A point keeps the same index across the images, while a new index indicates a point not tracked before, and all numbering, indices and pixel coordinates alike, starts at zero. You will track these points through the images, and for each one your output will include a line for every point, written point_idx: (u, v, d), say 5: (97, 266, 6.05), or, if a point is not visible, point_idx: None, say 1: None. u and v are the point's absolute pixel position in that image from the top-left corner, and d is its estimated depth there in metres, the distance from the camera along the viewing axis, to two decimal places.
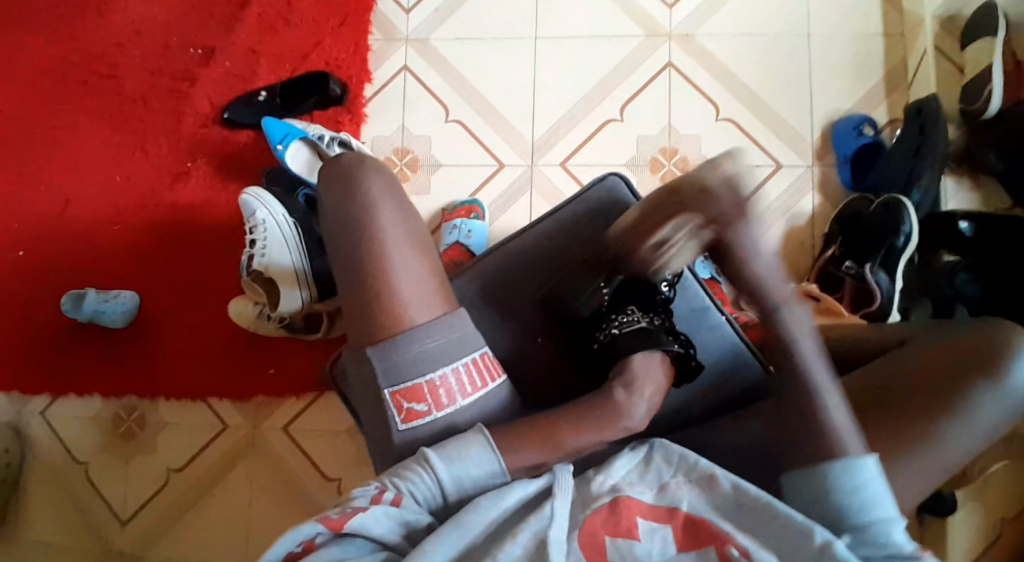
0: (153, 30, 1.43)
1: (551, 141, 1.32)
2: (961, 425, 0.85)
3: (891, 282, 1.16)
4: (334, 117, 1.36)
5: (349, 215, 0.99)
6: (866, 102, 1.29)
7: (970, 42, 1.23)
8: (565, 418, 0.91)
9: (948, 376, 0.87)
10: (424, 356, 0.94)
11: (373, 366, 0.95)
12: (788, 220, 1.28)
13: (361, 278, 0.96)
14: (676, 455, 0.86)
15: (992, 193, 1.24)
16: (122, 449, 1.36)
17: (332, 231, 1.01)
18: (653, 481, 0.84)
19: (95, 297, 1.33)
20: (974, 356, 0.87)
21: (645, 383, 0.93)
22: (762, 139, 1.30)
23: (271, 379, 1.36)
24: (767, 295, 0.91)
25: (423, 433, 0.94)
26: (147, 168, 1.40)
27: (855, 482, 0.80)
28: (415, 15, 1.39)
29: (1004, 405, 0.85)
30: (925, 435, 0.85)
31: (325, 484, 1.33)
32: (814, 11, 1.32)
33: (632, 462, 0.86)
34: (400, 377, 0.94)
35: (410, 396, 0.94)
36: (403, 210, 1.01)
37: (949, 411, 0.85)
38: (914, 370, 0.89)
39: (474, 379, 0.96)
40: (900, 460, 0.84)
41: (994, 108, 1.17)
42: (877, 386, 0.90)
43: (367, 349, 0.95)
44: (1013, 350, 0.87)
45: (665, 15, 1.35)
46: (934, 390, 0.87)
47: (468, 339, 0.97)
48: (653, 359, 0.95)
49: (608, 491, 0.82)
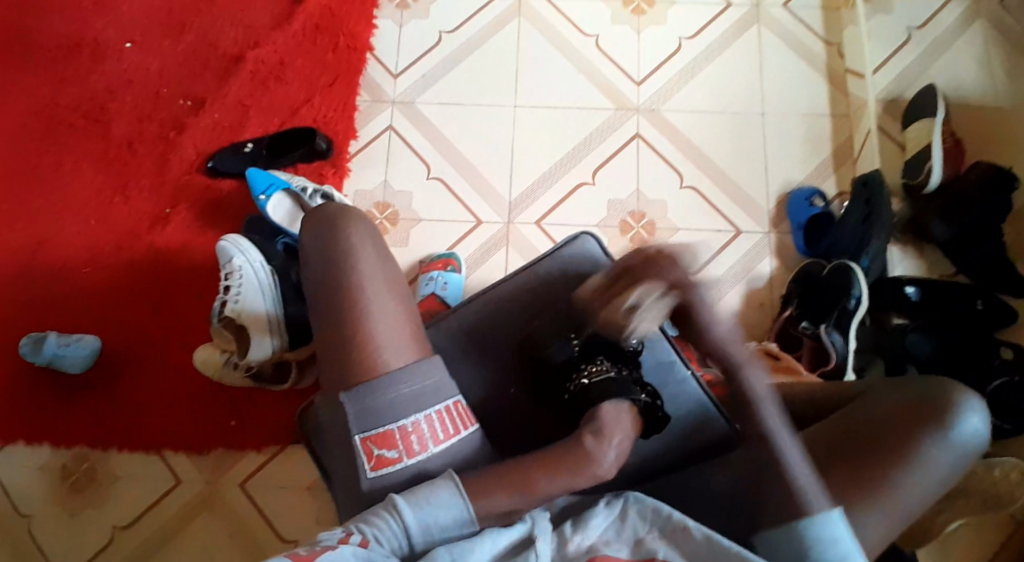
0: (142, 81, 1.47)
1: (528, 200, 1.38)
2: (910, 474, 0.89)
3: (845, 343, 1.22)
4: (318, 170, 1.41)
5: (331, 259, 1.00)
6: (817, 175, 1.40)
7: (910, 123, 1.38)
8: (536, 463, 0.90)
9: (895, 426, 0.92)
10: (397, 401, 0.93)
11: (347, 411, 0.94)
12: (747, 283, 1.35)
13: (338, 321, 0.97)
14: (650, 510, 0.85)
15: (936, 261, 1.35)
16: (67, 503, 1.29)
17: (312, 279, 1.01)
18: (629, 538, 0.85)
19: (57, 340, 1.30)
20: (917, 407, 0.93)
21: (614, 435, 0.90)
22: (724, 206, 1.39)
23: (234, 430, 1.31)
24: (729, 354, 0.89)
25: (393, 480, 0.92)
26: (123, 213, 1.40)
27: (832, 533, 0.83)
28: (402, 80, 1.47)
29: (948, 455, 0.90)
30: (885, 483, 0.89)
31: (280, 544, 1.27)
32: (770, 93, 1.44)
33: (608, 518, 0.86)
34: (372, 423, 0.93)
35: (381, 442, 0.92)
36: (385, 258, 1.02)
37: (900, 460, 0.90)
38: (863, 423, 0.93)
39: (447, 426, 0.95)
40: (856, 507, 0.88)
41: (934, 181, 1.30)
42: (834, 438, 0.94)
43: (341, 394, 0.94)
44: (956, 405, 0.92)
45: (634, 91, 1.45)
46: (885, 440, 0.91)
47: (441, 386, 0.96)
48: (620, 411, 0.92)
49: (585, 553, 0.83)
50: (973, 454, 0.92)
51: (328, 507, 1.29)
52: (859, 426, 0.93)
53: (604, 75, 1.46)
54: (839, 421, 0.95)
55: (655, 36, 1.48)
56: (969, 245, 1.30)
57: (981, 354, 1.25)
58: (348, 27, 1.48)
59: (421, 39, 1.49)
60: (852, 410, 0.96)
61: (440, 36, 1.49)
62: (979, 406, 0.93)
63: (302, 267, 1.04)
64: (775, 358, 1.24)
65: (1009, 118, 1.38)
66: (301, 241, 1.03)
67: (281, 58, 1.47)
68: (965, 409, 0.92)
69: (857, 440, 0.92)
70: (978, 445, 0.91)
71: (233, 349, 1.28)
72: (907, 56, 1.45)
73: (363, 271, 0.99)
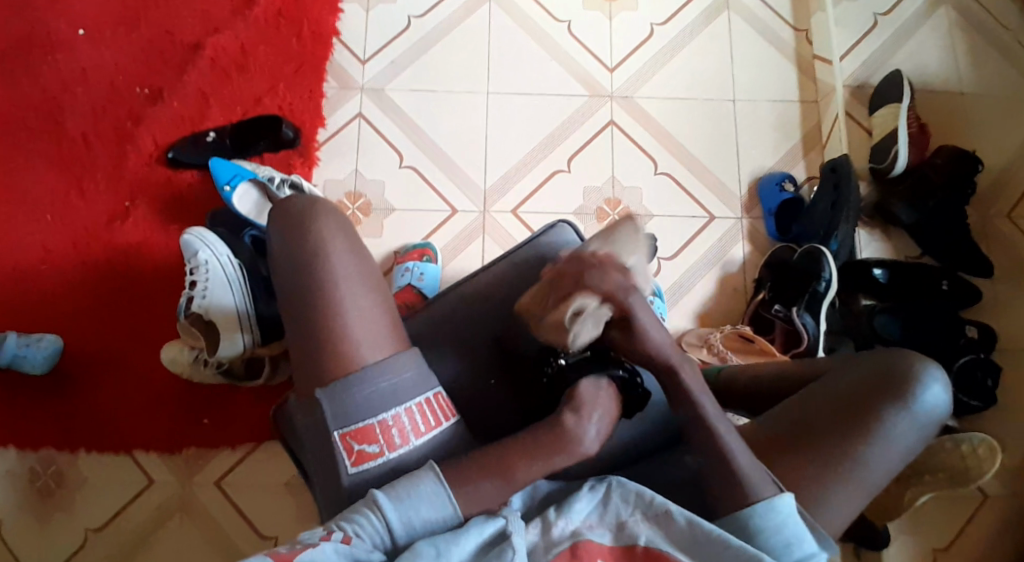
0: (98, 70, 1.42)
1: (504, 188, 1.37)
2: (878, 445, 0.91)
3: (816, 324, 1.23)
4: (286, 160, 1.37)
5: (302, 257, 0.95)
6: (785, 161, 1.41)
7: (876, 109, 1.41)
8: (515, 450, 0.85)
9: (860, 401, 0.92)
10: (376, 395, 0.90)
11: (323, 410, 0.90)
12: (721, 268, 1.37)
13: (315, 317, 0.92)
14: (633, 495, 0.83)
15: (902, 243, 1.38)
16: (35, 507, 1.24)
17: (283, 275, 0.96)
18: (612, 522, 0.83)
19: (18, 340, 1.25)
20: (883, 379, 0.93)
21: (600, 413, 0.86)
22: (696, 191, 1.40)
23: (205, 430, 1.28)
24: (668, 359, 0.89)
25: (372, 476, 0.89)
26: (83, 207, 1.35)
27: (777, 517, 0.83)
28: (371, 67, 1.44)
29: (914, 424, 0.92)
30: (862, 448, 0.90)
31: (259, 541, 1.24)
32: (737, 78, 1.45)
33: (591, 502, 0.83)
34: (350, 419, 0.89)
35: (361, 437, 0.89)
36: (357, 249, 0.97)
37: (868, 433, 0.91)
38: (828, 397, 0.94)
39: (428, 419, 0.92)
40: (829, 484, 0.89)
41: (899, 166, 1.33)
42: (788, 419, 0.94)
43: (316, 391, 0.90)
44: (920, 376, 0.93)
45: (607, 78, 1.45)
46: (854, 416, 0.92)
47: (419, 378, 0.93)
48: (601, 379, 0.87)
49: (569, 537, 0.81)
50: (937, 423, 0.93)
51: (308, 503, 1.26)
52: (815, 409, 0.94)
53: (577, 61, 1.45)
54: (807, 397, 0.95)
55: (627, 21, 1.48)
56: (935, 227, 1.34)
57: (949, 333, 1.29)
58: (313, 13, 1.45)
59: (389, 25, 1.46)
60: (811, 387, 0.96)
61: (409, 21, 1.46)
62: (941, 375, 0.94)
63: (270, 264, 0.98)
64: (750, 340, 1.26)
65: (973, 105, 1.43)
66: (268, 235, 0.98)
67: (243, 44, 1.43)
68: (929, 380, 0.93)
69: (822, 416, 0.93)
70: (940, 413, 0.93)
71: (201, 346, 1.23)
72: (872, 42, 1.47)
73: (335, 268, 0.94)
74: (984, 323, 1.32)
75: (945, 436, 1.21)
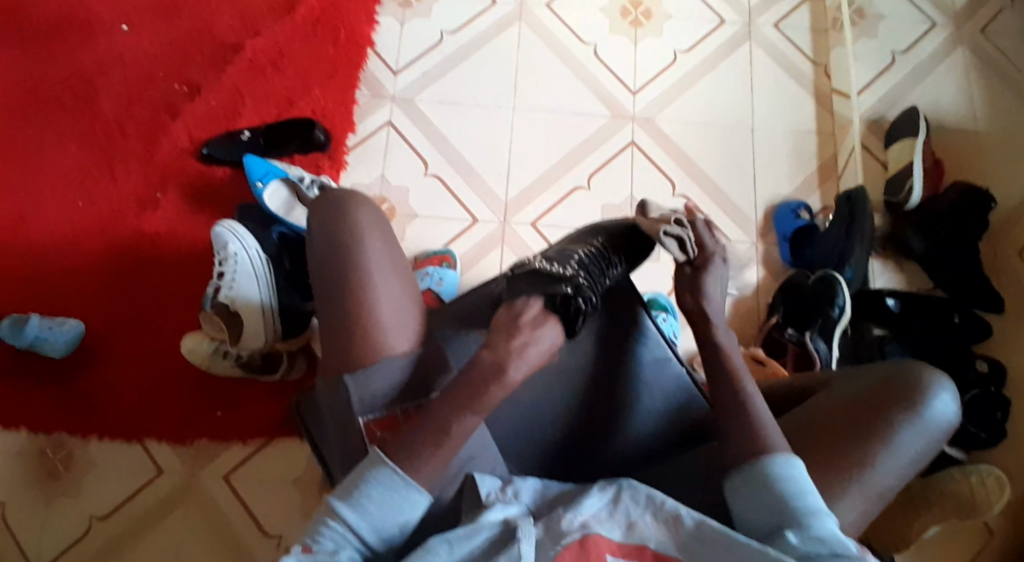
0: (138, 65, 1.46)
1: (525, 202, 1.40)
2: (888, 450, 0.88)
3: (828, 351, 1.24)
4: (314, 162, 1.41)
5: (338, 246, 0.95)
6: (802, 189, 1.44)
7: (892, 142, 1.44)
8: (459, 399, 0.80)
9: (869, 408, 0.90)
10: (402, 386, 0.90)
11: (348, 395, 0.89)
12: (735, 290, 1.38)
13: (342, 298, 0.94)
14: (645, 496, 0.77)
15: (915, 274, 1.39)
16: (43, 490, 1.25)
17: (316, 265, 0.96)
18: (622, 521, 0.76)
19: (40, 323, 1.26)
20: (893, 387, 0.91)
21: (529, 347, 0.80)
22: (713, 212, 1.42)
23: (219, 421, 1.29)
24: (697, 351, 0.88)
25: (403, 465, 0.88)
26: (112, 195, 1.38)
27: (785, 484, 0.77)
28: (402, 77, 1.48)
29: (923, 433, 0.89)
30: (851, 466, 0.87)
31: (262, 537, 1.24)
32: (757, 106, 1.49)
33: (601, 500, 0.78)
34: (375, 405, 0.89)
35: (386, 425, 0.88)
36: (390, 241, 0.97)
37: (878, 439, 0.88)
38: (833, 405, 0.92)
39: None
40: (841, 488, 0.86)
41: (914, 200, 1.35)
42: (794, 428, 0.92)
43: (344, 376, 0.89)
44: (929, 385, 0.91)
45: (630, 99, 1.48)
46: (864, 421, 0.89)
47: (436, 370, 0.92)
48: (533, 303, 0.83)
49: (578, 528, 0.74)
50: (948, 433, 0.91)
51: (314, 501, 1.26)
52: (823, 417, 0.91)
53: (602, 84, 1.49)
54: (812, 407, 0.93)
55: (652, 46, 1.53)
56: (947, 260, 1.36)
57: (961, 365, 1.29)
58: (349, 23, 1.50)
59: (421, 38, 1.51)
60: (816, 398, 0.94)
61: (441, 36, 1.51)
62: (950, 387, 0.92)
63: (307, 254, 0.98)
64: (761, 363, 1.26)
65: (987, 144, 1.46)
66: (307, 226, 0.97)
67: (281, 48, 1.48)
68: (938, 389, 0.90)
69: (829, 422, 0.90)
70: (950, 422, 0.90)
71: (222, 338, 1.24)
72: (891, 78, 1.52)
73: (368, 259, 0.93)
74: (993, 357, 1.33)
75: (956, 467, 1.21)
